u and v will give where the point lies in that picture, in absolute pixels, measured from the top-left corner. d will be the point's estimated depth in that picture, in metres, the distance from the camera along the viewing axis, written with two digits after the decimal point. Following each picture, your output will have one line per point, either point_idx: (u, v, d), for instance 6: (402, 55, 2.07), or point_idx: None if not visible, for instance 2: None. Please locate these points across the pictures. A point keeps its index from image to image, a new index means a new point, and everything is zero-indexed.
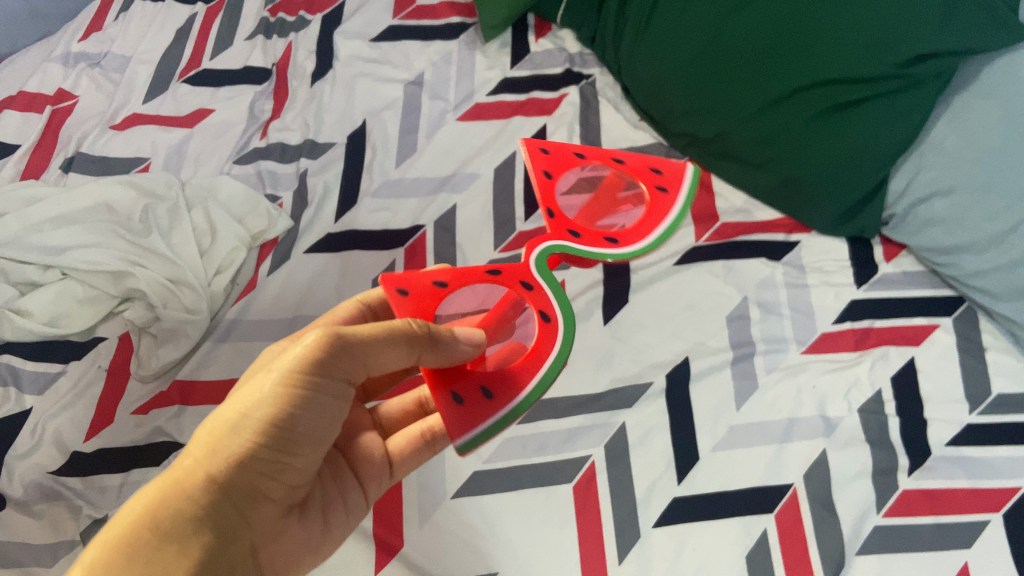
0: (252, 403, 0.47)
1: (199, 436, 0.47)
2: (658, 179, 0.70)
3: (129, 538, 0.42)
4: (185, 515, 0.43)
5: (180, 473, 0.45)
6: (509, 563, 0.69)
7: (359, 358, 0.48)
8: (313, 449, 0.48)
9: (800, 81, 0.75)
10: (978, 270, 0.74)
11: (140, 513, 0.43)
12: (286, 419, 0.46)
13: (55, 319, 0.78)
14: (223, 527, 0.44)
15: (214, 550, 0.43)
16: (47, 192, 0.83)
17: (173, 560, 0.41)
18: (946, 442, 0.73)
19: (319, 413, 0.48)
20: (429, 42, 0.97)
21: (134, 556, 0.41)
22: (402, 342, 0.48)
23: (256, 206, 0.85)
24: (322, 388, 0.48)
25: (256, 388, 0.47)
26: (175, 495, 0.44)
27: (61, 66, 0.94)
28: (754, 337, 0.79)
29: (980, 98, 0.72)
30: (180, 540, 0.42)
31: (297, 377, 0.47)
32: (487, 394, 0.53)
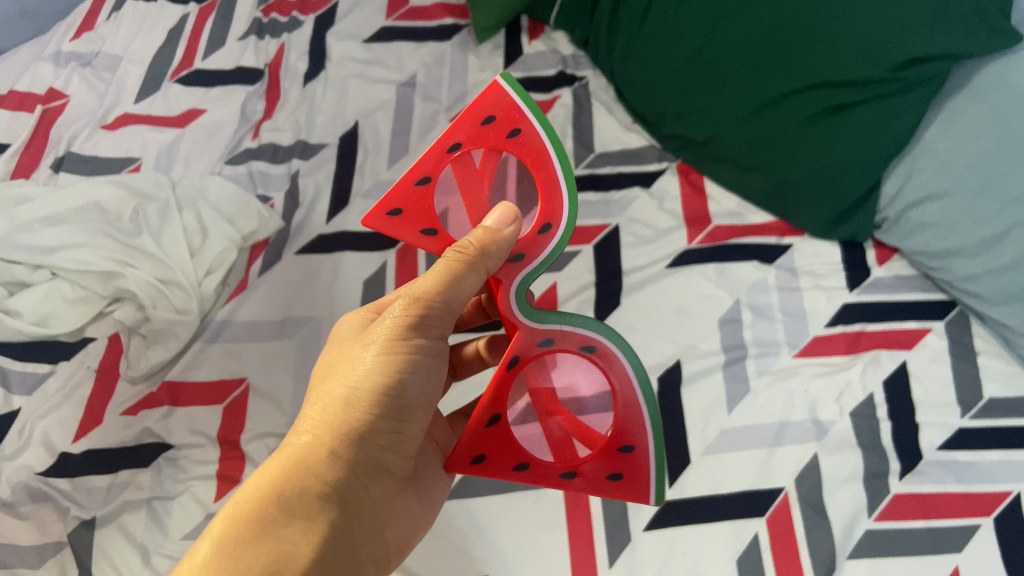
0: (358, 377, 0.47)
1: (307, 412, 0.47)
2: (472, 142, 0.47)
3: (255, 514, 0.42)
4: (314, 491, 0.43)
5: (301, 450, 0.45)
6: (499, 566, 0.68)
7: (442, 305, 0.48)
8: (418, 419, 0.49)
9: (794, 84, 0.75)
10: (969, 274, 0.74)
11: (265, 490, 0.43)
12: (394, 393, 0.47)
13: (44, 319, 0.77)
14: (350, 500, 0.45)
15: (339, 527, 0.44)
16: (37, 192, 0.83)
17: (303, 537, 0.42)
18: (938, 445, 0.73)
19: (423, 377, 0.48)
20: (422, 44, 0.97)
21: (264, 530, 0.41)
22: (466, 271, 0.47)
23: (246, 207, 0.84)
24: (423, 354, 0.48)
25: (360, 364, 0.47)
26: (302, 473, 0.44)
27: (52, 65, 0.94)
28: (745, 340, 0.79)
29: (974, 102, 0.72)
30: (310, 516, 0.43)
31: (398, 344, 0.48)
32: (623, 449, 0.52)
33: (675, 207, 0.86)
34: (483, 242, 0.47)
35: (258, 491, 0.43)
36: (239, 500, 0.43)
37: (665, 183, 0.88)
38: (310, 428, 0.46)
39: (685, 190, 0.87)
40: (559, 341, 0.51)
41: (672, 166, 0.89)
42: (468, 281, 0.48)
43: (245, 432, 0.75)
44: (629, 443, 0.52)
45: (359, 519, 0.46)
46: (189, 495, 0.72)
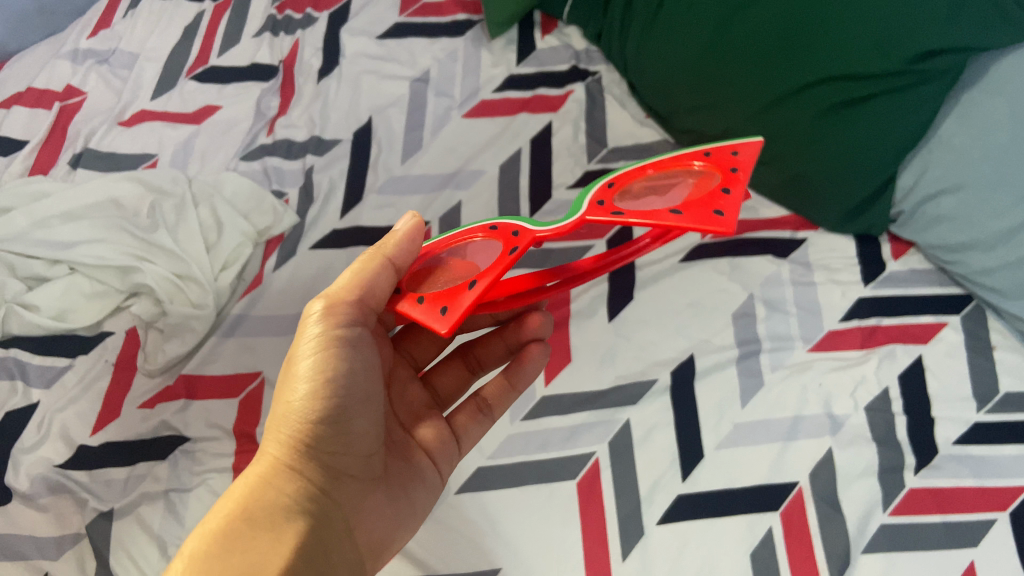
0: (291, 393, 0.51)
1: (266, 440, 0.52)
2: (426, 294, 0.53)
3: (223, 533, 0.47)
4: (270, 504, 0.48)
5: (259, 472, 0.50)
6: (512, 561, 0.68)
7: (359, 301, 0.54)
8: (363, 414, 0.53)
9: (806, 78, 0.74)
10: (985, 268, 0.74)
11: (229, 514, 0.48)
12: (324, 392, 0.51)
13: (62, 313, 0.79)
14: (311, 503, 0.50)
15: (303, 528, 0.48)
16: (55, 187, 0.84)
17: (268, 542, 0.46)
18: (953, 440, 0.73)
19: (356, 373, 0.53)
20: (435, 40, 0.98)
21: (231, 546, 0.46)
22: (376, 268, 0.54)
23: (261, 203, 0.86)
24: (343, 351, 0.52)
25: (289, 379, 0.52)
26: (260, 492, 0.49)
27: (69, 62, 0.95)
28: (759, 334, 0.79)
29: (989, 95, 0.71)
30: (275, 528, 0.47)
31: (318, 347, 0.52)
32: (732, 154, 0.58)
33: None
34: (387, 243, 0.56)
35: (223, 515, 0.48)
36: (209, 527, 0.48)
37: None
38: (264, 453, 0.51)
39: None
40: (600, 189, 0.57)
41: None
42: (378, 274, 0.54)
43: (260, 425, 0.75)
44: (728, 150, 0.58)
45: (327, 525, 0.50)
46: (204, 487, 0.72)
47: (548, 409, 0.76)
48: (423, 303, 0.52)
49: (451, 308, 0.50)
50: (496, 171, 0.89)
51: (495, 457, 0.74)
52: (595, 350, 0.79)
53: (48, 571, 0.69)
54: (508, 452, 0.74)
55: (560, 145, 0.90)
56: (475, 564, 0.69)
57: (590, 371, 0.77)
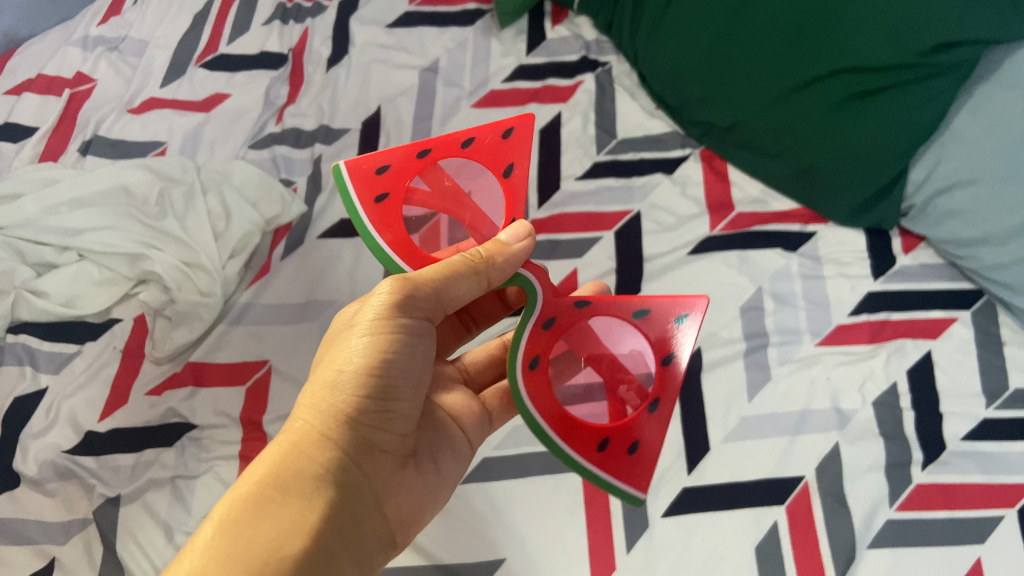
0: (345, 358, 0.47)
1: (301, 400, 0.47)
2: (619, 443, 0.53)
3: (253, 495, 0.42)
4: (304, 473, 0.44)
5: (296, 433, 0.45)
6: (517, 550, 0.69)
7: (433, 291, 0.48)
8: (411, 394, 0.49)
9: (819, 70, 0.74)
10: (996, 263, 0.73)
11: (261, 476, 0.43)
12: (382, 368, 0.47)
13: (71, 301, 0.79)
14: (347, 481, 0.45)
15: (337, 504, 0.44)
16: (65, 175, 0.84)
17: (297, 514, 0.42)
18: (962, 436, 0.73)
19: (411, 356, 0.49)
20: (445, 29, 0.97)
21: (260, 512, 0.41)
22: (466, 270, 0.49)
23: (270, 191, 0.86)
24: (412, 332, 0.49)
25: (346, 343, 0.48)
26: (292, 456, 0.44)
27: (80, 49, 0.95)
28: (767, 328, 0.78)
29: (1004, 88, 0.70)
30: (304, 496, 0.43)
31: (383, 322, 0.47)
32: (464, 144, 0.55)
33: (698, 194, 0.86)
34: (493, 254, 0.51)
35: (254, 476, 0.43)
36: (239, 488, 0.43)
37: (688, 169, 0.87)
38: (303, 413, 0.46)
39: (708, 176, 0.86)
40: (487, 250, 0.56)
41: (696, 152, 0.88)
42: (459, 273, 0.49)
43: (267, 413, 0.76)
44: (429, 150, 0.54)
45: (358, 503, 0.46)
46: (211, 475, 0.73)
47: None
48: (606, 442, 0.53)
49: (666, 399, 0.54)
50: None
51: (501, 447, 0.73)
52: None
53: (55, 556, 0.69)
54: (514, 442, 0.74)
55: (570, 136, 0.90)
56: (479, 554, 0.68)
57: None
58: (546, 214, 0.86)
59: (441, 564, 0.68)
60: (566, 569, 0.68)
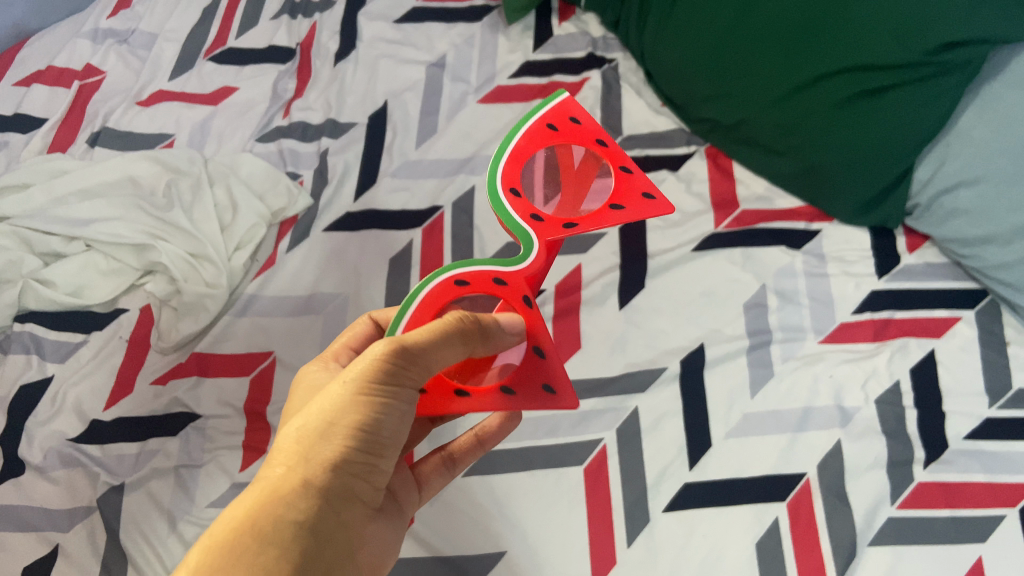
0: (336, 411, 0.42)
1: (282, 446, 0.42)
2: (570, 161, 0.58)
3: (224, 547, 0.36)
4: (286, 523, 0.38)
5: (274, 483, 0.40)
6: (518, 543, 0.69)
7: (422, 364, 0.45)
8: (393, 448, 0.45)
9: (827, 67, 0.74)
10: (1001, 262, 0.73)
11: (231, 532, 0.37)
12: (374, 422, 0.43)
13: (78, 290, 0.80)
14: (324, 539, 0.40)
15: (311, 563, 0.38)
16: (73, 165, 0.85)
17: (274, 571, 0.36)
18: (964, 435, 0.73)
19: (400, 418, 0.44)
20: (452, 25, 0.97)
21: (232, 571, 0.35)
22: (456, 337, 0.46)
23: (277, 184, 0.86)
24: (401, 396, 0.44)
25: (331, 394, 0.43)
26: (272, 507, 0.38)
27: (90, 41, 0.95)
28: (771, 325, 0.78)
29: (1010, 88, 0.70)
30: (281, 549, 0.37)
31: (379, 380, 0.43)
32: (544, 387, 0.51)
33: (702, 191, 0.86)
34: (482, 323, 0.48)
35: (226, 527, 0.37)
36: (201, 548, 0.37)
37: (693, 166, 0.87)
38: (282, 461, 0.41)
39: (713, 173, 0.87)
40: (554, 109, 0.60)
41: (701, 149, 0.88)
42: (451, 340, 0.46)
43: (270, 405, 0.76)
44: (552, 380, 0.51)
45: (338, 562, 0.40)
46: (214, 464, 0.73)
47: None
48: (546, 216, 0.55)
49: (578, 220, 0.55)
50: None
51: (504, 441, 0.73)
52: (606, 337, 0.78)
53: (59, 543, 0.69)
54: (516, 437, 0.74)
55: None
56: (480, 546, 0.69)
57: (601, 358, 0.77)
58: None
59: (443, 557, 0.68)
60: (567, 562, 0.68)
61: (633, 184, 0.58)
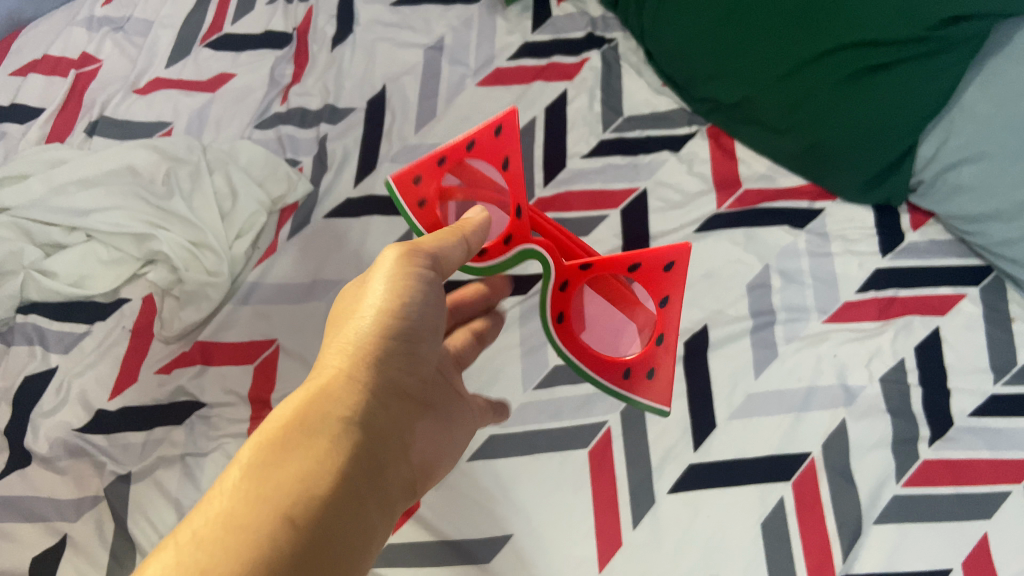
0: (370, 305, 0.47)
1: (325, 350, 0.45)
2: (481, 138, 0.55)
3: (282, 435, 0.39)
4: (337, 416, 0.41)
5: (323, 379, 0.43)
6: (524, 526, 0.69)
7: (436, 261, 0.51)
8: (427, 336, 0.49)
9: (829, 44, 0.73)
10: (1006, 239, 0.73)
11: (289, 416, 0.40)
12: (405, 308, 0.47)
13: (80, 281, 0.80)
14: (374, 426, 0.43)
15: (367, 444, 0.42)
16: (71, 155, 0.85)
17: (328, 449, 0.40)
18: (969, 412, 0.73)
19: (427, 304, 0.49)
20: (450, 6, 0.96)
21: (288, 450, 0.39)
22: (456, 236, 0.53)
23: (276, 170, 0.86)
24: (426, 283, 0.49)
25: (364, 295, 0.48)
26: (324, 398, 0.42)
27: (85, 30, 0.95)
28: (774, 306, 0.78)
29: (1015, 62, 0.69)
30: (336, 433, 0.41)
31: (403, 273, 0.48)
32: (668, 268, 0.55)
33: (704, 171, 0.85)
34: (468, 223, 0.55)
35: (282, 419, 0.40)
36: (263, 431, 0.40)
37: (695, 146, 0.87)
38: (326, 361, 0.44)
39: (715, 153, 0.86)
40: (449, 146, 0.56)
41: (703, 129, 0.88)
42: (457, 243, 0.52)
43: (276, 393, 0.76)
44: (663, 261, 0.55)
45: (384, 446, 0.43)
46: (220, 452, 0.73)
47: (560, 378, 0.76)
48: (518, 209, 0.57)
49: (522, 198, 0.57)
50: None
51: (508, 425, 0.73)
52: None
53: (67, 533, 0.70)
54: (520, 421, 0.74)
55: (576, 113, 0.89)
56: (487, 529, 0.69)
57: None
58: (552, 192, 0.85)
59: (450, 541, 0.69)
60: (573, 544, 0.68)
61: (485, 142, 0.55)
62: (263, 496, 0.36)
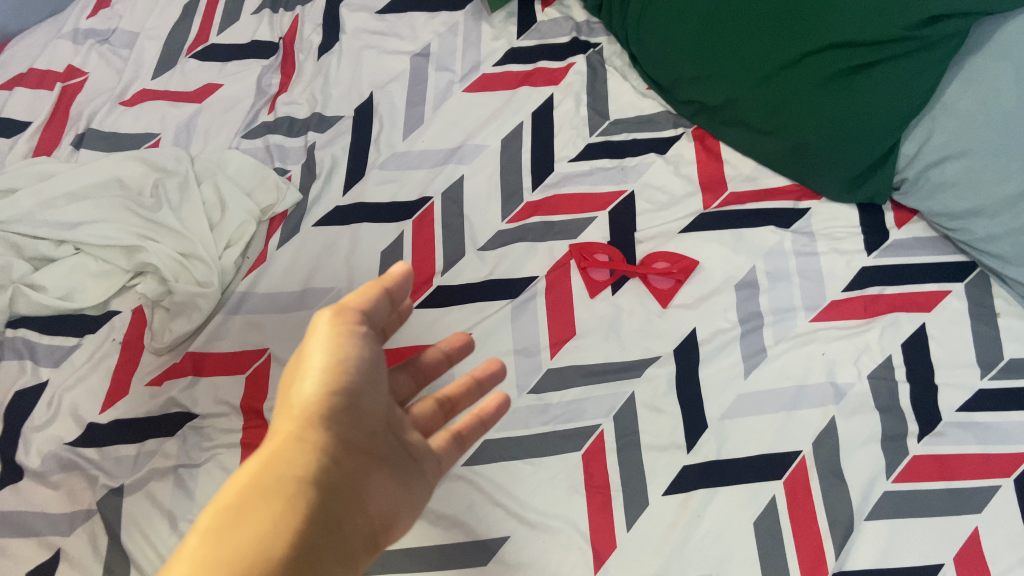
0: (308, 372, 0.48)
1: (277, 418, 0.48)
2: None
3: (234, 506, 0.43)
4: (286, 479, 0.44)
5: (271, 448, 0.45)
6: (519, 529, 0.69)
7: (368, 316, 0.51)
8: (372, 389, 0.50)
9: (812, 45, 0.75)
10: (989, 235, 0.74)
11: (242, 486, 0.44)
12: (344, 366, 0.48)
13: (69, 293, 0.79)
14: (327, 483, 0.45)
15: (316, 504, 0.44)
16: (59, 168, 0.84)
17: (276, 516, 0.42)
18: (957, 407, 0.73)
19: (369, 355, 0.49)
20: (435, 14, 0.97)
21: (241, 518, 0.42)
22: (380, 291, 0.52)
23: (265, 180, 0.86)
24: (365, 339, 0.49)
25: (304, 360, 0.49)
26: (271, 468, 0.44)
27: (70, 42, 0.95)
28: (762, 307, 0.78)
29: (995, 60, 0.71)
30: (284, 499, 0.43)
31: (339, 332, 0.49)
32: None
33: (691, 173, 0.86)
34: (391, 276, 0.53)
35: (236, 486, 0.44)
36: (222, 498, 0.44)
37: (681, 148, 0.87)
38: (277, 427, 0.47)
39: (701, 155, 0.87)
40: None
41: (688, 131, 0.89)
42: (381, 299, 0.52)
43: (267, 400, 0.76)
44: None
45: (340, 503, 0.46)
46: (213, 463, 0.73)
47: (551, 382, 0.76)
48: None
49: None
50: (498, 145, 0.88)
51: (502, 429, 0.73)
52: (599, 322, 0.78)
53: (61, 547, 0.69)
54: (514, 425, 0.74)
55: (563, 118, 0.90)
56: (483, 533, 0.69)
57: (596, 343, 0.77)
58: (540, 196, 0.86)
59: (446, 546, 0.69)
60: (568, 546, 0.68)
61: None
62: (220, 563, 0.39)
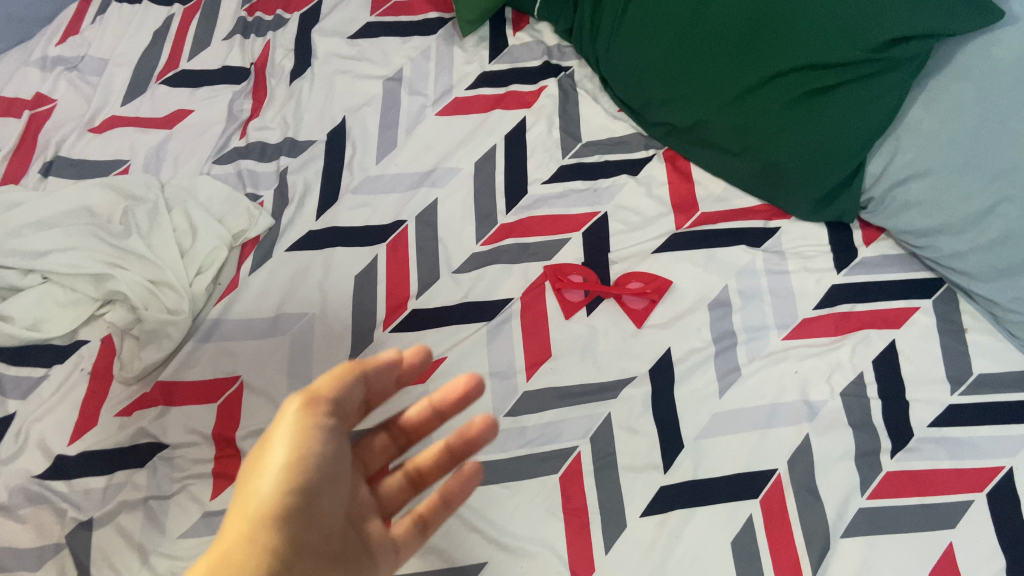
0: (268, 468, 0.45)
1: (230, 516, 0.45)
2: None
3: None
4: None
5: (222, 553, 0.43)
6: (496, 554, 0.68)
7: (338, 405, 0.49)
8: (330, 489, 0.47)
9: (778, 68, 0.75)
10: (955, 251, 0.75)
11: None
12: (307, 463, 0.45)
13: (37, 323, 0.78)
14: None
15: None
16: (26, 196, 0.83)
17: None
18: (928, 423, 0.74)
19: (331, 453, 0.47)
20: (407, 39, 0.98)
21: None
22: (352, 377, 0.50)
23: (236, 206, 0.85)
24: (331, 431, 0.47)
25: (264, 452, 0.46)
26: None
27: (38, 70, 0.94)
28: (735, 326, 0.79)
29: (957, 80, 0.73)
30: None
31: (304, 422, 0.46)
32: None
33: (662, 194, 0.87)
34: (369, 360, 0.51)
35: None
36: None
37: (652, 170, 0.88)
38: (230, 527, 0.44)
39: (672, 176, 0.88)
40: None
41: (659, 153, 0.90)
42: (352, 385, 0.49)
43: (238, 429, 0.74)
44: None
45: None
46: (184, 494, 0.72)
47: (527, 405, 0.76)
48: None
49: None
50: (471, 168, 0.89)
51: (478, 454, 0.73)
52: (574, 344, 0.78)
53: None
54: (490, 449, 0.73)
55: (535, 140, 0.91)
56: (460, 559, 0.68)
57: (571, 365, 0.77)
58: (514, 218, 0.86)
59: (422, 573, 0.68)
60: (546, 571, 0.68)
61: None
62: None
